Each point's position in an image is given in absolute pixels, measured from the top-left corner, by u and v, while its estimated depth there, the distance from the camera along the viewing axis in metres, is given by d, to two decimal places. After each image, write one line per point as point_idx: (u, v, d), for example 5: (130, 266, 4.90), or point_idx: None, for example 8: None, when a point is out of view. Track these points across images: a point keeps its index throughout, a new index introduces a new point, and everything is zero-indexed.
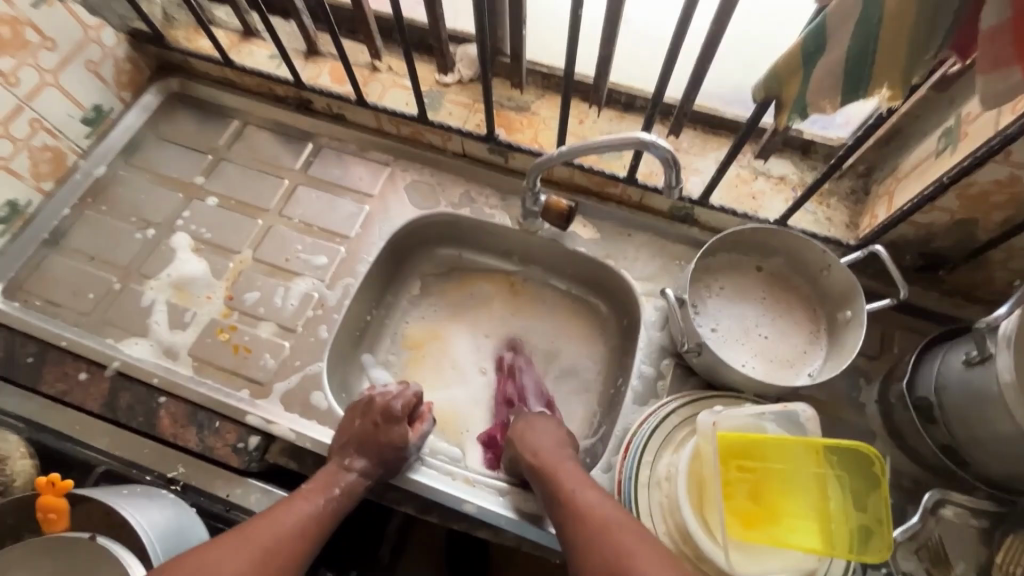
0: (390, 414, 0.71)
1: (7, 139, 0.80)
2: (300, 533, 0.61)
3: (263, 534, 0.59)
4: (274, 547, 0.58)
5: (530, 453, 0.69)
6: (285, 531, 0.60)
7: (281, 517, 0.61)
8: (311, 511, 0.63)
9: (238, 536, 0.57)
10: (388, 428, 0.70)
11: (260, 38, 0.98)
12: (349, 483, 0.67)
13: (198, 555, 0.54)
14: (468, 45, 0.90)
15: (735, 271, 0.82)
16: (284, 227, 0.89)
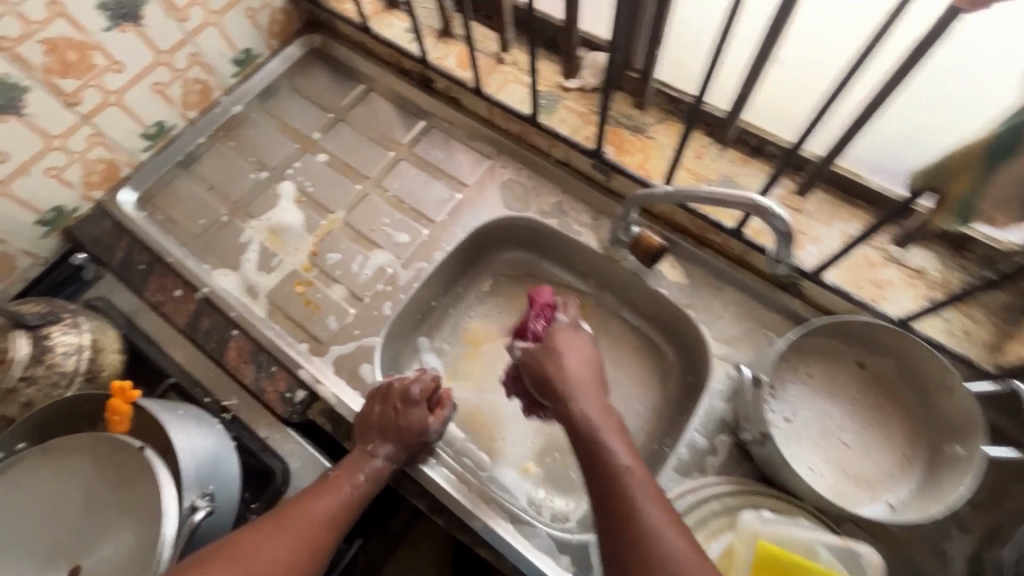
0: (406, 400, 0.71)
1: (168, 67, 0.89)
2: (326, 522, 0.62)
3: (288, 522, 0.60)
4: (308, 534, 0.60)
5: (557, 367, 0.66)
6: (311, 519, 0.61)
7: (306, 505, 0.62)
8: (340, 499, 0.64)
9: (263, 527, 0.59)
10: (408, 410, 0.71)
11: (401, 10, 1.01)
12: (373, 468, 0.68)
13: (235, 545, 0.56)
14: (598, 53, 0.85)
15: (832, 361, 0.72)
16: (378, 197, 0.92)
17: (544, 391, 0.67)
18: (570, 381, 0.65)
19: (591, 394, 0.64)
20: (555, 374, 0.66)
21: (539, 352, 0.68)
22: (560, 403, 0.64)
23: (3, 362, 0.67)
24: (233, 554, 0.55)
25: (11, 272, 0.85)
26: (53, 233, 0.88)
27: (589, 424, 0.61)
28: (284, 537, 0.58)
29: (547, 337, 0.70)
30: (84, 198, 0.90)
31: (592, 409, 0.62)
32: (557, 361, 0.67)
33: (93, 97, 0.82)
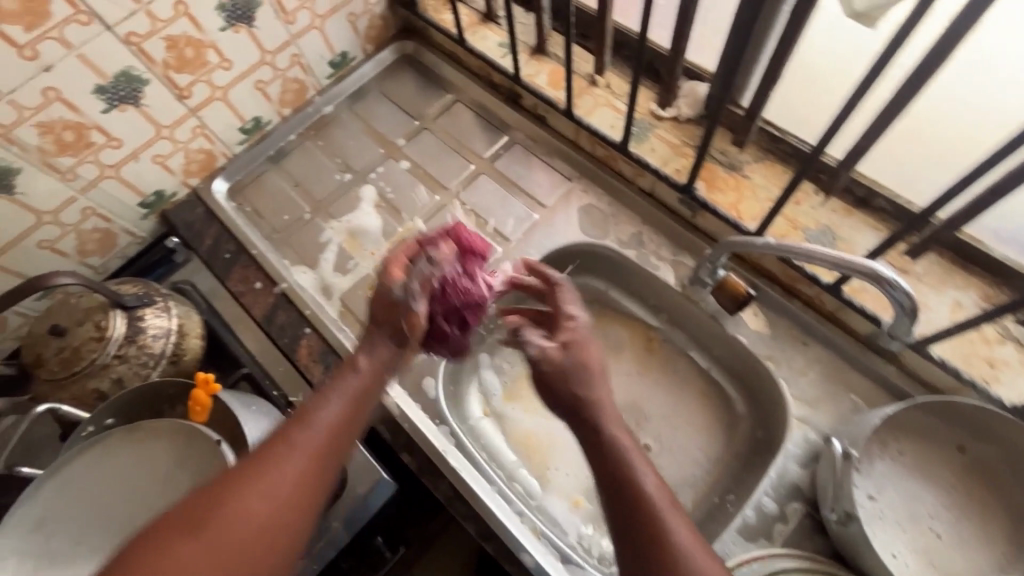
0: (383, 286, 0.64)
1: (271, 67, 0.92)
2: (319, 444, 0.50)
3: (262, 480, 0.46)
4: (299, 464, 0.48)
5: (588, 388, 0.57)
6: (291, 472, 0.47)
7: (283, 455, 0.48)
8: (331, 417, 0.53)
9: (230, 489, 0.45)
10: (386, 294, 0.63)
11: (497, 24, 1.01)
12: (365, 368, 0.58)
13: (206, 503, 0.44)
14: (699, 84, 0.82)
15: (929, 440, 0.66)
16: (456, 210, 0.92)
17: (564, 411, 0.57)
18: (604, 403, 0.56)
19: (614, 407, 0.57)
20: (581, 395, 0.56)
21: (565, 372, 0.58)
22: (583, 426, 0.55)
23: (101, 338, 0.71)
24: (204, 515, 0.43)
25: (113, 248, 0.91)
26: (151, 215, 0.94)
27: (614, 442, 0.53)
28: (256, 503, 0.45)
29: (569, 346, 0.60)
30: (182, 184, 0.95)
31: (615, 424, 0.55)
32: (588, 383, 0.57)
33: (202, 92, 0.86)
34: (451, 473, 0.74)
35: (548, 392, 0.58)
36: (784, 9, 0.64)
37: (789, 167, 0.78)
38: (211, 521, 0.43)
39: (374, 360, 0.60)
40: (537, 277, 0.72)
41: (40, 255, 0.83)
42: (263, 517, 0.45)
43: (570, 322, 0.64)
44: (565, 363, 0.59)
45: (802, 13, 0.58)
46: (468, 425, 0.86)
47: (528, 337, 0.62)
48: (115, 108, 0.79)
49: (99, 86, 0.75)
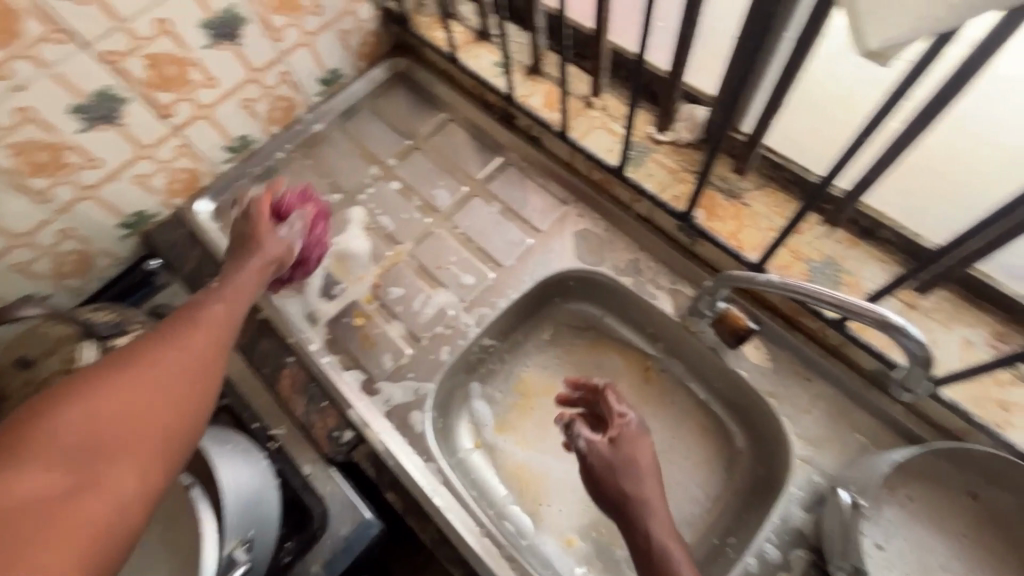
0: (256, 225, 0.75)
1: (258, 84, 0.90)
2: (220, 320, 0.63)
3: (164, 342, 0.58)
4: (201, 336, 0.61)
5: (635, 487, 0.63)
6: (208, 331, 0.62)
7: (190, 326, 0.61)
8: (220, 302, 0.65)
9: (134, 352, 0.57)
10: (264, 228, 0.75)
11: (492, 42, 0.98)
12: (248, 273, 0.70)
13: (111, 373, 0.53)
14: (699, 108, 0.79)
15: (941, 486, 0.63)
16: (447, 233, 0.89)
17: (614, 504, 0.64)
18: (650, 503, 0.62)
19: (660, 508, 0.62)
20: (628, 490, 0.63)
21: (615, 468, 0.65)
22: (632, 524, 0.62)
23: (67, 370, 0.67)
24: (108, 374, 0.53)
25: (91, 269, 0.88)
26: (132, 235, 0.90)
27: (662, 548, 0.59)
28: (170, 354, 0.57)
29: (619, 441, 0.66)
30: (165, 204, 0.92)
31: (665, 530, 0.61)
32: (635, 478, 0.64)
33: (186, 110, 0.84)
34: (436, 514, 0.71)
35: (599, 482, 0.65)
36: (789, 36, 0.60)
37: (791, 195, 0.75)
38: (127, 380, 0.53)
39: (261, 271, 0.72)
40: (580, 394, 0.75)
41: (14, 278, 0.80)
42: (175, 364, 0.57)
43: (621, 419, 0.69)
44: (615, 463, 0.65)
45: (807, 41, 0.55)
46: (457, 459, 0.83)
47: (575, 429, 0.69)
48: (93, 128, 0.76)
49: (75, 105, 0.72)
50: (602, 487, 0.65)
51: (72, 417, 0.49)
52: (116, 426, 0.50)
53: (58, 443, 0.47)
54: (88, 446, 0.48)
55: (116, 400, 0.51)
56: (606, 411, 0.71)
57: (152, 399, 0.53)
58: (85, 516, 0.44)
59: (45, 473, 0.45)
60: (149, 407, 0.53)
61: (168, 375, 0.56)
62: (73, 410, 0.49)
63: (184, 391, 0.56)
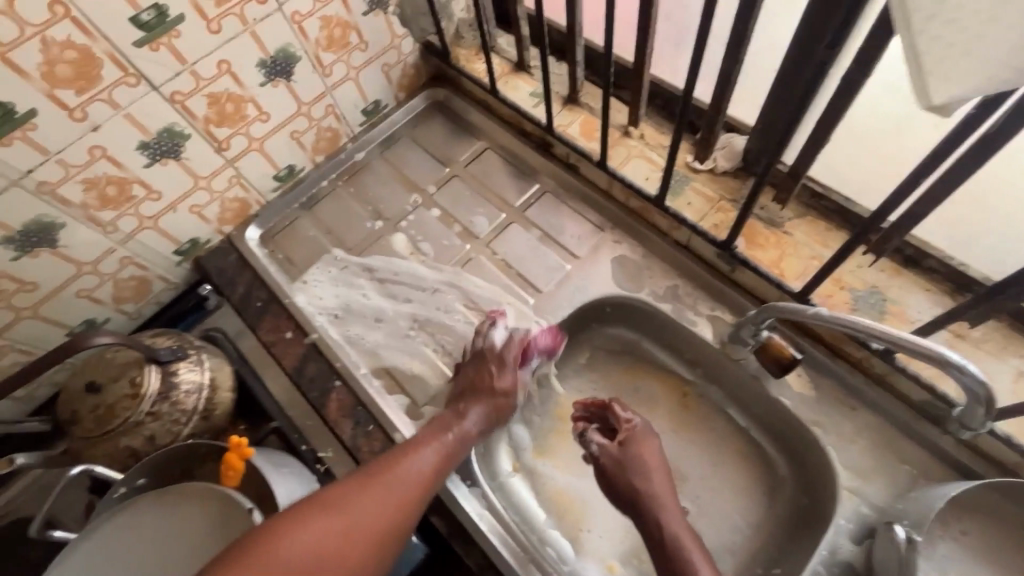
0: (498, 363, 0.80)
1: (307, 117, 0.94)
2: (424, 476, 0.67)
3: (371, 490, 0.63)
4: (408, 493, 0.65)
5: (639, 478, 0.71)
6: (398, 487, 0.64)
7: (382, 481, 0.64)
8: (431, 456, 0.69)
9: (359, 485, 0.63)
10: (508, 376, 0.79)
11: (529, 73, 1.01)
12: (460, 432, 0.73)
13: (346, 499, 0.61)
14: (737, 137, 0.81)
15: (994, 521, 0.63)
16: (487, 259, 0.91)
17: (626, 498, 0.71)
18: (656, 497, 0.69)
19: (667, 498, 0.69)
20: (640, 488, 0.70)
21: (624, 464, 0.73)
22: (644, 514, 0.68)
23: (135, 396, 0.71)
24: (333, 500, 0.60)
25: (147, 295, 0.92)
26: (186, 261, 0.94)
27: (668, 532, 0.65)
28: (374, 503, 0.62)
29: (627, 442, 0.74)
30: (216, 231, 0.96)
31: (671, 517, 0.67)
32: (644, 475, 0.71)
33: (240, 144, 0.88)
34: (481, 539, 0.73)
35: (614, 484, 0.73)
36: (836, 73, 0.61)
37: (832, 224, 0.76)
38: (346, 515, 0.60)
39: (486, 422, 0.76)
40: (588, 412, 0.80)
41: (78, 304, 0.84)
42: (365, 516, 0.61)
43: (628, 424, 0.76)
44: (623, 459, 0.73)
45: (853, 80, 0.56)
46: (497, 482, 0.84)
47: (587, 434, 0.77)
48: (157, 162, 0.80)
49: (143, 142, 0.76)
50: (614, 486, 0.73)
51: (286, 557, 0.54)
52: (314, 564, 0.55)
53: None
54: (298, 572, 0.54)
55: (326, 532, 0.57)
56: (613, 420, 0.78)
57: (341, 550, 0.58)
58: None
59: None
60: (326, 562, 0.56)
61: (351, 536, 0.59)
62: (287, 550, 0.54)
63: (354, 547, 0.59)
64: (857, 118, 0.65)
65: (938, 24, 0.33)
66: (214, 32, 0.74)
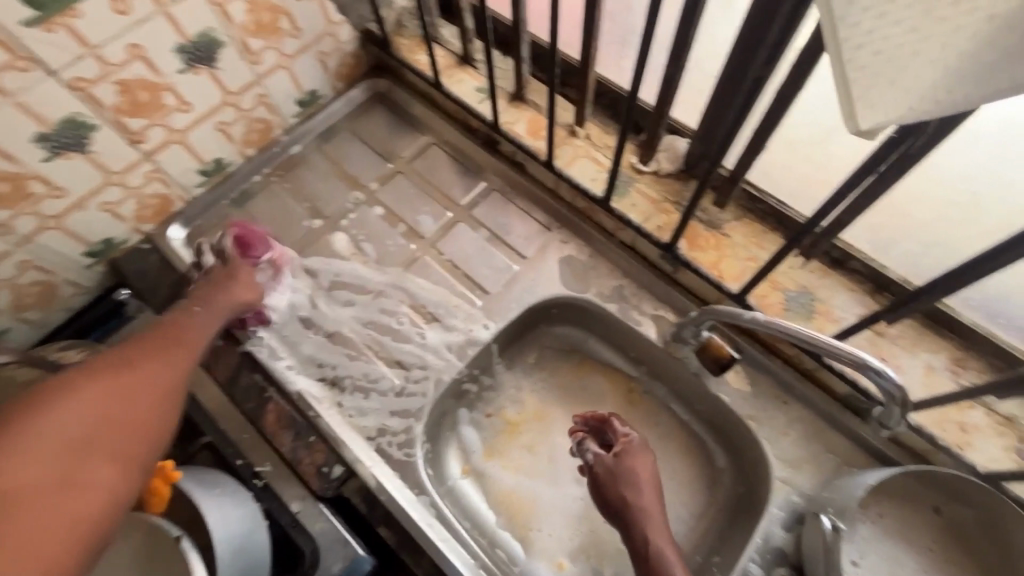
0: (234, 269, 0.81)
1: (234, 107, 0.87)
2: (198, 342, 0.73)
3: (185, 334, 0.73)
4: (186, 344, 0.72)
5: (632, 487, 0.73)
6: (168, 353, 0.69)
7: (167, 345, 0.70)
8: (204, 331, 0.75)
9: (162, 335, 0.71)
10: (238, 276, 0.81)
11: (474, 67, 0.98)
12: (215, 317, 0.77)
13: (166, 339, 0.71)
14: (679, 139, 0.81)
15: (906, 504, 0.68)
16: (433, 260, 0.89)
17: (615, 509, 0.73)
18: (646, 510, 0.71)
19: (655, 510, 0.71)
20: (629, 498, 0.72)
21: (621, 474, 0.74)
22: (630, 527, 0.70)
23: None
24: (163, 350, 0.69)
25: (53, 301, 0.83)
26: (98, 264, 0.86)
27: (653, 547, 0.68)
28: (188, 334, 0.73)
29: (622, 454, 0.75)
30: (134, 230, 0.88)
31: (660, 535, 0.69)
32: (634, 487, 0.73)
33: (157, 135, 0.80)
34: (431, 548, 0.71)
35: (608, 495, 0.74)
36: (772, 83, 0.63)
37: (768, 226, 0.79)
38: (156, 344, 0.69)
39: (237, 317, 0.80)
40: (587, 425, 0.81)
41: None
42: (169, 349, 0.70)
43: (625, 437, 0.76)
44: (619, 471, 0.74)
45: (787, 93, 0.58)
46: (446, 487, 0.83)
47: (585, 443, 0.78)
48: (58, 156, 0.72)
49: (40, 134, 0.68)
50: (607, 497, 0.74)
51: (49, 425, 0.56)
52: (93, 421, 0.59)
53: (28, 472, 0.53)
54: (76, 435, 0.58)
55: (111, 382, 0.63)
56: (610, 434, 0.78)
57: (124, 410, 0.62)
58: (38, 513, 0.51)
59: (44, 455, 0.54)
60: (110, 432, 0.60)
61: (128, 392, 0.63)
62: (65, 402, 0.58)
63: (160, 400, 0.66)
64: (790, 129, 0.68)
65: (867, 56, 0.32)
66: (122, 13, 0.66)
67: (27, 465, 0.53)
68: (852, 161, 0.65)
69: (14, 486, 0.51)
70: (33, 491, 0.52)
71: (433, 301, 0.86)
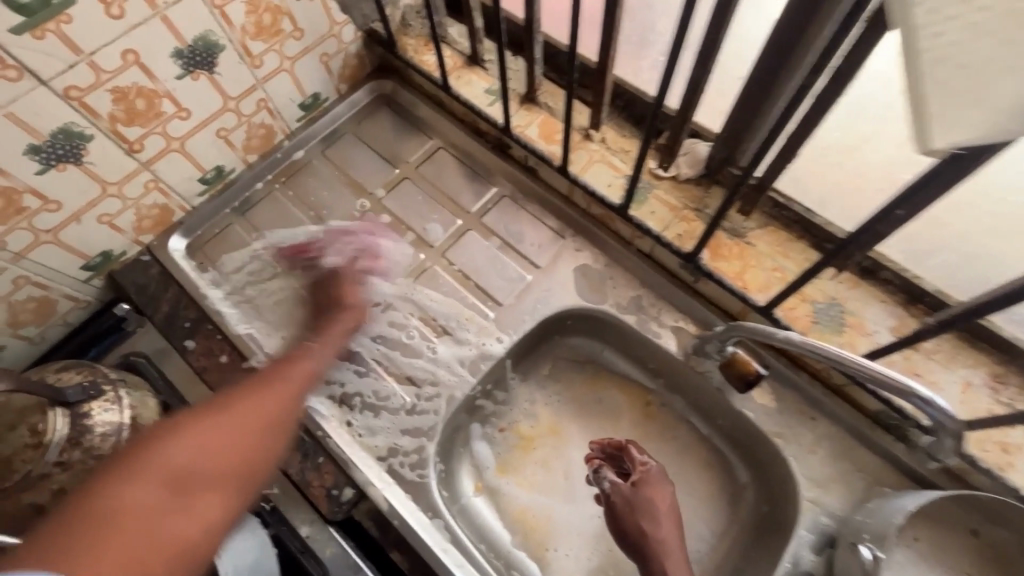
0: (353, 279, 0.80)
1: (234, 113, 0.83)
2: (311, 374, 0.68)
3: (297, 368, 0.67)
4: (299, 378, 0.66)
5: (650, 519, 0.71)
6: (282, 388, 0.63)
7: (273, 379, 0.64)
8: (314, 360, 0.69)
9: (280, 371, 0.66)
10: (356, 294, 0.79)
11: (483, 67, 0.94)
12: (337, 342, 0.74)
13: (279, 369, 0.66)
14: (700, 143, 0.78)
15: (945, 527, 0.65)
16: (442, 270, 0.86)
17: (632, 541, 0.71)
18: (665, 544, 0.69)
19: (674, 542, 0.70)
20: (647, 530, 0.70)
21: (638, 504, 0.72)
22: (649, 561, 0.69)
23: (38, 445, 0.62)
24: (273, 382, 0.64)
25: (50, 316, 0.81)
26: (97, 277, 0.83)
27: None
28: (302, 370, 0.67)
29: (640, 484, 0.73)
30: (133, 242, 0.85)
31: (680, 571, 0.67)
32: (653, 518, 0.71)
33: (156, 144, 0.77)
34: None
35: (625, 527, 0.72)
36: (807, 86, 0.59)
37: (793, 234, 0.75)
38: (273, 377, 0.65)
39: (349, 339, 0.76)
40: (603, 453, 0.78)
41: None
42: (286, 390, 0.63)
43: (642, 466, 0.74)
44: (635, 502, 0.72)
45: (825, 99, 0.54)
46: (459, 506, 0.80)
47: (601, 472, 0.76)
48: (52, 168, 0.68)
49: (33, 146, 0.65)
50: (624, 528, 0.72)
51: (169, 457, 0.51)
52: (203, 455, 0.53)
53: (135, 498, 0.46)
54: (185, 464, 0.51)
55: (227, 416, 0.57)
56: (627, 462, 0.76)
57: (241, 446, 0.56)
58: (138, 545, 0.44)
59: (155, 492, 0.48)
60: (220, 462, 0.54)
61: (248, 430, 0.57)
62: (180, 440, 0.53)
63: (271, 437, 0.59)
64: (822, 133, 0.64)
65: (948, 69, 0.30)
66: (115, 17, 0.63)
67: (136, 488, 0.47)
68: (889, 168, 0.62)
69: (112, 510, 0.45)
70: (138, 527, 0.45)
71: (445, 314, 0.83)
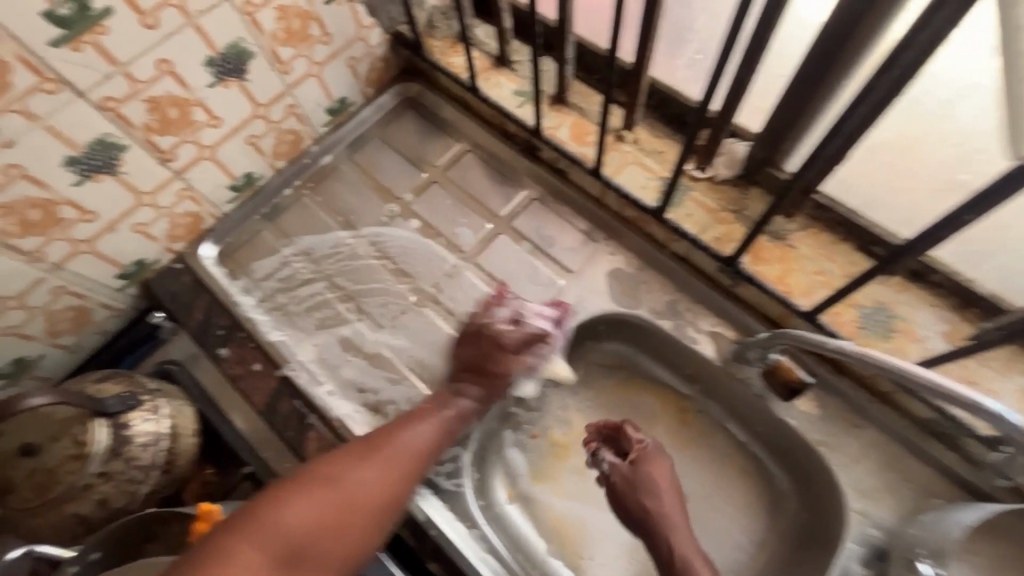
0: (503, 342, 0.76)
1: (264, 119, 0.83)
2: (428, 445, 0.69)
3: (415, 435, 0.68)
4: (415, 451, 0.67)
5: (652, 496, 0.70)
6: (392, 459, 0.66)
7: (383, 446, 0.66)
8: (432, 427, 0.70)
9: (398, 433, 0.68)
10: (505, 359, 0.75)
11: (511, 68, 0.93)
12: (463, 406, 0.73)
13: (394, 433, 0.68)
14: (739, 143, 0.76)
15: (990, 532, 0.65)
16: (473, 276, 0.85)
17: (638, 521, 0.70)
18: (670, 522, 0.68)
19: (677, 517, 0.69)
20: (650, 507, 0.70)
21: (636, 481, 0.71)
22: (656, 540, 0.68)
23: (80, 456, 0.62)
24: (385, 449, 0.66)
25: (87, 325, 0.81)
26: (130, 286, 0.84)
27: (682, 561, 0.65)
28: (416, 440, 0.68)
29: (639, 461, 0.72)
30: (165, 250, 0.85)
31: (685, 547, 0.67)
32: (654, 494, 0.70)
33: (188, 152, 0.77)
34: None
35: (627, 504, 0.71)
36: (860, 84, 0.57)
37: (837, 236, 0.73)
38: (386, 441, 0.67)
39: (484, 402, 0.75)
40: (599, 435, 0.77)
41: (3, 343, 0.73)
42: (397, 462, 0.66)
43: (640, 444, 0.74)
44: (633, 477, 0.72)
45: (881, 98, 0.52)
46: (492, 514, 0.79)
47: (599, 453, 0.75)
48: (88, 179, 0.69)
49: (71, 158, 0.65)
50: (625, 505, 0.72)
51: (283, 524, 0.57)
52: (311, 525, 0.59)
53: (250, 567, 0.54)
54: (293, 533, 0.58)
55: (340, 483, 0.62)
56: (624, 442, 0.75)
57: (345, 521, 0.61)
58: None
59: (262, 557, 0.55)
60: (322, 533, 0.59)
61: (353, 502, 0.62)
62: (296, 509, 0.59)
63: (371, 515, 0.62)
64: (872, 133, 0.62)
65: None
66: (150, 27, 0.63)
67: (252, 552, 0.55)
68: (944, 168, 0.60)
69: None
70: None
71: None
